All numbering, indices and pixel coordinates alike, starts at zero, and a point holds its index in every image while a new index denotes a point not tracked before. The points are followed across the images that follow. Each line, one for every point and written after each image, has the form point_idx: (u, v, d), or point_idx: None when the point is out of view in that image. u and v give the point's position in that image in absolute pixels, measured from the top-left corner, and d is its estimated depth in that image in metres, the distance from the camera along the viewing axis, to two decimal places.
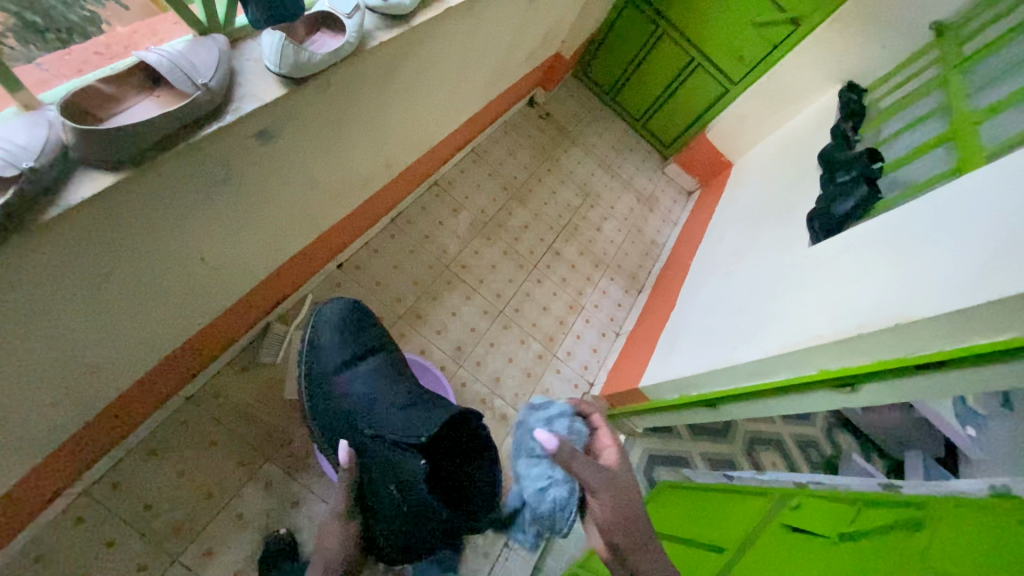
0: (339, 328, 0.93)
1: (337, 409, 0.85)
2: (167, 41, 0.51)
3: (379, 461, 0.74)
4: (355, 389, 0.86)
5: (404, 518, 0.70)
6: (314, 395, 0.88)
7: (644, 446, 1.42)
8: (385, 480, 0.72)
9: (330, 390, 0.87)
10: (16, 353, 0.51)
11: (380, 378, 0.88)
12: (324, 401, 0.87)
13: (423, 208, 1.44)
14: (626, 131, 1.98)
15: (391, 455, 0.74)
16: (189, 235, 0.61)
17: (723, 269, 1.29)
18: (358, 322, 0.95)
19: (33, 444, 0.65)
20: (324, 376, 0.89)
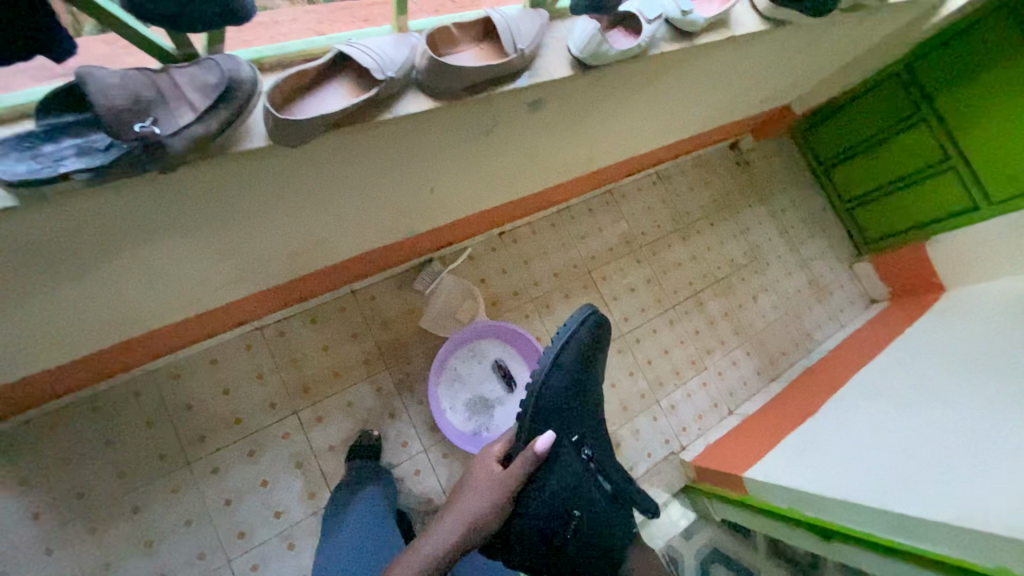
0: (591, 340, 0.88)
1: (563, 409, 0.84)
2: (502, 5, 0.60)
3: (571, 476, 0.81)
4: (579, 400, 0.86)
5: (552, 538, 0.79)
6: (550, 378, 0.83)
7: (712, 536, 1.30)
8: (563, 499, 0.79)
9: (565, 387, 0.84)
10: (299, 211, 0.64)
11: (596, 405, 0.90)
12: (555, 392, 0.83)
13: (590, 210, 1.45)
14: (824, 210, 1.79)
15: (590, 489, 0.83)
16: (439, 169, 0.71)
17: (894, 401, 1.10)
18: (602, 343, 0.91)
19: (258, 279, 0.81)
20: (569, 371, 0.85)
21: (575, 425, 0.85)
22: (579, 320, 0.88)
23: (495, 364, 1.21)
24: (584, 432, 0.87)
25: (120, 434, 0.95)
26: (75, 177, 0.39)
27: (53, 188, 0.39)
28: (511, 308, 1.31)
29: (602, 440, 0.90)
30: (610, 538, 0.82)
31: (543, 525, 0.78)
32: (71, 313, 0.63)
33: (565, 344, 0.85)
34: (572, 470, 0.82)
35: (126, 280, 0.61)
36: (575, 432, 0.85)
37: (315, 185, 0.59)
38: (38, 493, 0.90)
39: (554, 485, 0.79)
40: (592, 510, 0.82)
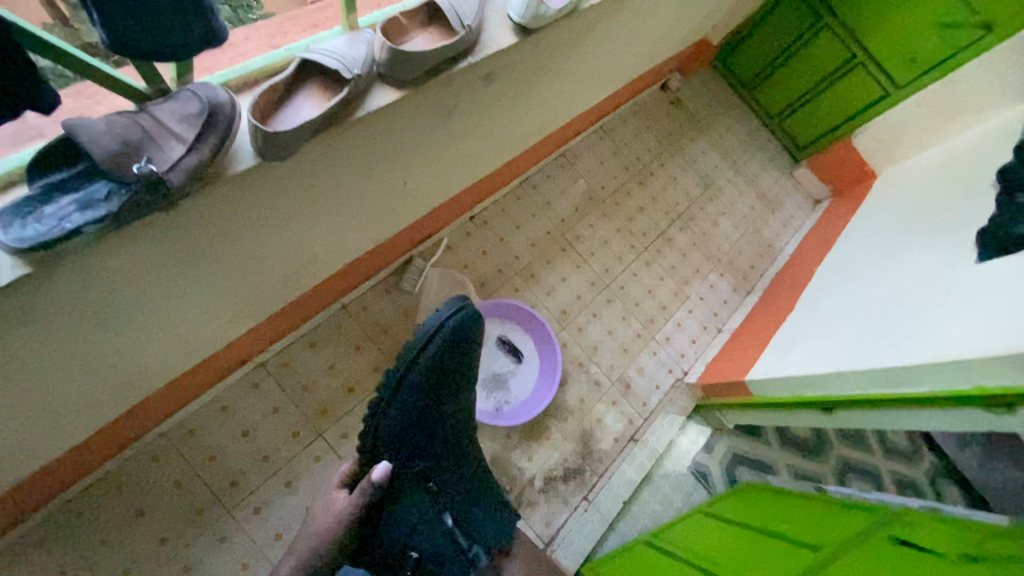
0: (442, 356, 0.89)
1: (417, 433, 0.90)
2: None
3: (411, 513, 0.86)
4: (429, 428, 0.91)
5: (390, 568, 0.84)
6: (392, 404, 0.89)
7: (730, 443, 1.41)
8: (402, 532, 0.84)
9: (408, 415, 0.89)
10: (291, 228, 0.65)
11: (453, 438, 0.93)
12: (398, 417, 0.89)
13: (548, 176, 1.50)
14: (757, 128, 1.91)
15: (431, 524, 0.87)
16: (411, 160, 0.74)
17: (856, 279, 1.22)
18: (469, 356, 0.92)
19: (257, 310, 0.81)
20: (415, 392, 0.89)
21: (421, 454, 0.91)
22: (429, 332, 0.88)
23: (498, 341, 1.26)
24: (432, 465, 0.91)
25: (150, 502, 0.93)
26: (86, 230, 0.39)
27: (67, 246, 0.39)
28: (500, 285, 1.35)
29: (456, 470, 0.93)
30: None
31: (386, 547, 0.84)
32: (85, 382, 0.62)
33: (409, 354, 0.88)
34: (398, 500, 0.86)
35: (136, 334, 0.60)
36: (417, 463, 0.90)
37: (305, 198, 0.60)
38: None
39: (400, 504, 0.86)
40: (432, 541, 0.85)
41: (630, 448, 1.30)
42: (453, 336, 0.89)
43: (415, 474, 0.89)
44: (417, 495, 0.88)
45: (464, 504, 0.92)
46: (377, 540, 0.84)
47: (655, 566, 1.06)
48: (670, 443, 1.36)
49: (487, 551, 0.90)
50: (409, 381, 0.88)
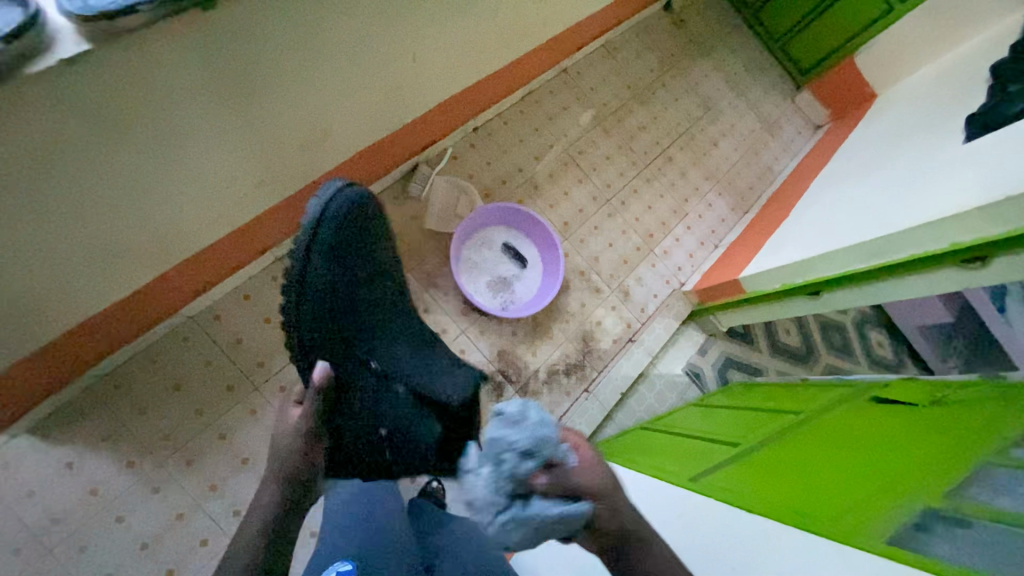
0: (333, 233, 0.83)
1: (335, 323, 0.84)
2: None
3: (364, 397, 0.82)
4: (343, 312, 0.85)
5: (372, 453, 0.83)
6: (303, 301, 0.83)
7: (723, 349, 1.49)
8: (364, 417, 0.82)
9: (322, 304, 0.83)
10: (314, 82, 0.69)
11: (370, 310, 0.87)
12: (309, 311, 0.83)
13: (551, 91, 1.51)
14: (759, 52, 1.90)
15: (389, 397, 0.83)
16: (420, 25, 0.77)
17: (849, 181, 1.27)
18: (361, 226, 0.87)
19: (277, 183, 0.85)
20: (316, 281, 0.83)
21: (360, 341, 0.85)
22: (305, 218, 0.83)
23: (503, 247, 1.32)
24: (372, 343, 0.86)
25: (183, 377, 1.00)
26: (139, 9, 0.44)
27: (124, 23, 0.44)
28: (503, 196, 1.38)
29: (393, 339, 0.88)
30: (421, 442, 0.83)
31: (353, 436, 0.81)
32: (125, 222, 0.67)
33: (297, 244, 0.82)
34: (350, 392, 0.82)
35: (171, 173, 0.65)
36: (357, 348, 0.85)
37: (325, 41, 0.64)
38: (125, 441, 0.95)
39: (360, 424, 0.81)
40: (394, 405, 0.83)
41: (629, 348, 1.37)
42: (342, 215, 0.84)
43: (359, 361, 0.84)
44: (378, 409, 0.82)
45: (417, 365, 0.87)
46: (346, 440, 0.81)
47: (652, 441, 1.15)
48: (666, 346, 1.44)
49: (446, 397, 0.82)
50: (295, 266, 0.83)
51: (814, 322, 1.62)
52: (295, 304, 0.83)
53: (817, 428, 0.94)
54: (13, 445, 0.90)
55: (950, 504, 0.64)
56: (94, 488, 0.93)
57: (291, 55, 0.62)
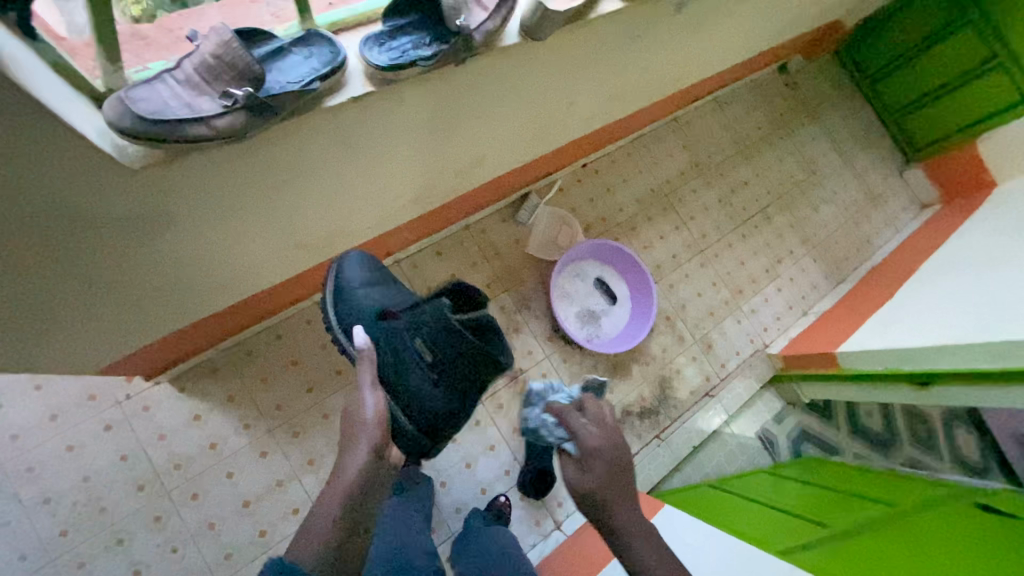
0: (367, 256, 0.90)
1: (367, 312, 0.84)
2: None
3: (404, 353, 0.80)
4: (376, 298, 0.86)
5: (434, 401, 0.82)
6: (343, 306, 0.85)
7: (800, 419, 1.45)
8: (410, 372, 0.80)
9: (361, 299, 0.85)
10: (493, 122, 0.78)
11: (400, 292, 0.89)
12: (350, 308, 0.85)
13: (659, 138, 1.55)
14: (872, 123, 1.87)
15: (420, 341, 0.80)
16: (587, 78, 0.84)
17: (969, 271, 1.22)
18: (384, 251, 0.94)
19: (427, 199, 0.94)
20: (355, 284, 0.87)
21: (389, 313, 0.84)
22: (331, 280, 0.87)
23: (596, 281, 1.36)
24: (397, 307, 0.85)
25: (301, 356, 1.10)
26: (418, 64, 0.52)
27: (404, 73, 0.51)
28: (602, 231, 1.43)
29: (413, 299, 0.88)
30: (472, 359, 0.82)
31: (411, 390, 0.81)
32: (318, 222, 0.76)
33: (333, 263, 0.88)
34: (386, 358, 0.81)
35: (367, 188, 0.74)
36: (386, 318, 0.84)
37: (517, 90, 0.72)
38: (245, 405, 1.06)
39: (408, 368, 0.80)
40: (428, 341, 0.80)
41: (706, 401, 1.37)
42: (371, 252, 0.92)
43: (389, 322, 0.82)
44: (418, 347, 0.80)
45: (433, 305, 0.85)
46: (406, 399, 0.81)
47: (723, 500, 1.14)
48: (743, 406, 1.42)
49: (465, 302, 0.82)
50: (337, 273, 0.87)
51: (900, 408, 1.54)
52: (335, 309, 0.86)
53: (913, 522, 0.91)
54: (156, 391, 1.02)
55: None
56: (213, 442, 1.03)
57: (489, 100, 0.70)
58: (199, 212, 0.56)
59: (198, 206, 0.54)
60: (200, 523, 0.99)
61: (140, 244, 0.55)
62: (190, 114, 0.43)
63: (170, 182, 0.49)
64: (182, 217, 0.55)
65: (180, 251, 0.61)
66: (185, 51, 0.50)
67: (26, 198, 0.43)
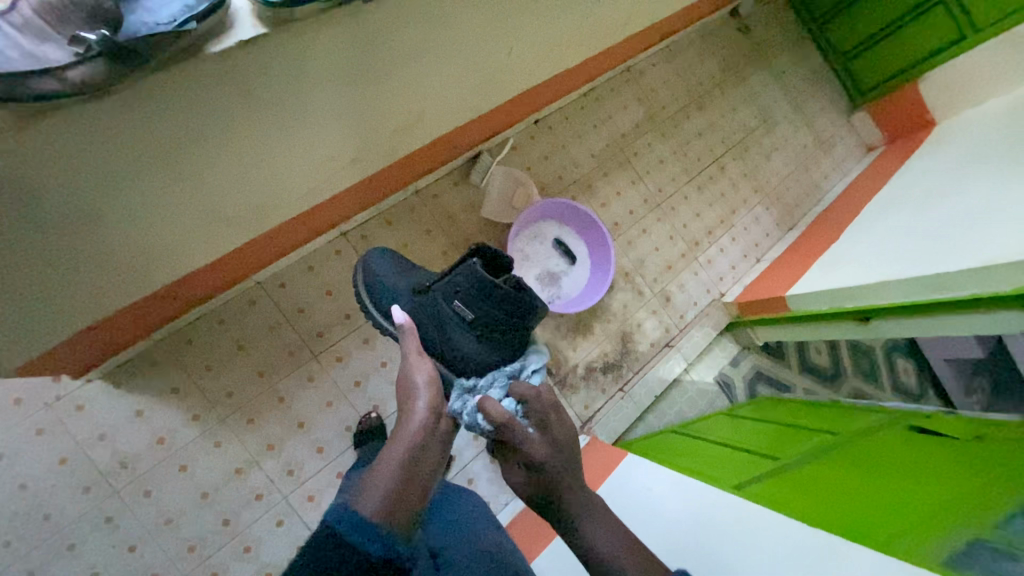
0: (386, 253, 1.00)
1: (405, 298, 0.89)
2: None
3: (442, 316, 0.82)
4: (408, 283, 0.91)
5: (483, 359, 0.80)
6: (382, 299, 0.91)
7: (755, 362, 1.52)
8: (451, 335, 0.81)
9: (397, 288, 0.90)
10: (424, 73, 0.71)
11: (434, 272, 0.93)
12: (387, 296, 0.91)
13: (612, 90, 1.50)
14: (820, 67, 1.88)
15: (451, 305, 0.82)
16: (525, 21, 0.78)
17: (907, 209, 1.27)
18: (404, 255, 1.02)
19: (364, 164, 0.88)
20: (387, 278, 0.93)
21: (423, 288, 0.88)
22: (361, 281, 0.95)
23: (554, 241, 1.34)
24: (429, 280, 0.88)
25: (248, 340, 1.04)
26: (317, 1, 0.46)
27: (303, 11, 0.46)
28: (558, 190, 1.40)
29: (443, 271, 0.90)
30: (502, 303, 0.78)
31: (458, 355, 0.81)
32: (238, 195, 0.70)
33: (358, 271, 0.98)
34: (428, 329, 0.84)
35: (288, 154, 0.68)
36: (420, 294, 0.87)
37: (444, 35, 0.66)
38: (192, 396, 1.00)
39: (446, 331, 0.81)
40: (456, 299, 0.81)
41: (666, 353, 1.40)
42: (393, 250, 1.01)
43: (423, 296, 0.86)
44: (450, 305, 0.82)
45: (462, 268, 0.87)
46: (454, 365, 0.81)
47: (683, 445, 1.18)
48: (702, 354, 1.47)
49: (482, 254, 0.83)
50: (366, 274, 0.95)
51: (845, 344, 1.63)
52: (376, 305, 0.92)
53: (854, 450, 0.96)
54: (88, 389, 0.95)
55: (999, 540, 0.66)
56: (160, 436, 0.98)
57: (413, 47, 0.64)
58: (77, 186, 0.48)
59: (73, 179, 0.47)
60: (157, 519, 0.96)
61: (12, 230, 0.48)
62: (37, 65, 0.39)
63: (24, 154, 0.42)
64: (57, 195, 0.48)
65: (70, 235, 0.54)
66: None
67: None
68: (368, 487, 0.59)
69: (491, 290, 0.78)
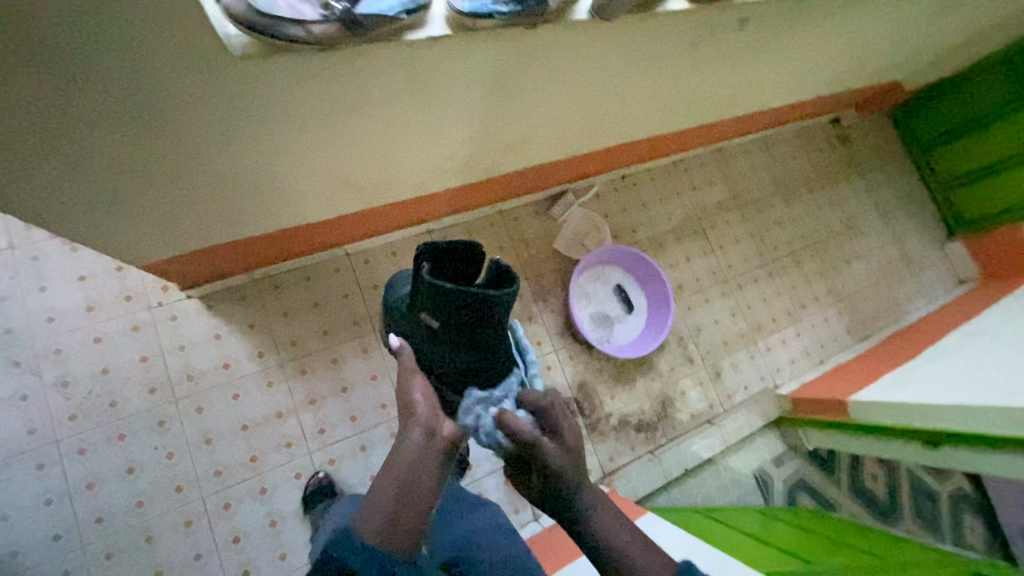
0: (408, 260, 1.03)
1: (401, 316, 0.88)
2: None
3: (424, 339, 0.79)
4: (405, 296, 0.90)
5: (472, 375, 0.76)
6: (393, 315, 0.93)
7: (800, 468, 1.41)
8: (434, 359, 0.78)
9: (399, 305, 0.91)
10: (549, 98, 0.83)
11: None
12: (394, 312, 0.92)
13: (701, 164, 1.58)
14: (917, 190, 1.86)
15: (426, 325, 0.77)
16: (644, 76, 0.89)
17: (997, 342, 1.19)
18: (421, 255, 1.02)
19: (471, 168, 0.99)
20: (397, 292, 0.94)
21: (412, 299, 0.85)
22: (389, 281, 1.03)
23: (615, 287, 1.38)
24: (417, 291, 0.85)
25: (323, 299, 1.15)
26: (495, 17, 0.57)
27: (481, 23, 0.57)
28: (629, 242, 1.45)
29: None
30: (467, 311, 0.70)
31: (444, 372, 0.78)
32: (368, 163, 0.82)
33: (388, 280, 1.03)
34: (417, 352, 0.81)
35: (420, 138, 0.79)
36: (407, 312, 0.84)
37: (576, 70, 0.77)
38: (263, 334, 1.10)
39: (430, 347, 0.78)
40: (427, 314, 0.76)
41: (704, 427, 1.35)
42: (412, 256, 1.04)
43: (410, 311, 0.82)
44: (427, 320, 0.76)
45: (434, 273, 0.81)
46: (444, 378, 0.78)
47: (705, 524, 1.12)
48: (743, 441, 1.39)
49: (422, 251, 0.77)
50: (392, 288, 0.99)
51: (907, 479, 1.48)
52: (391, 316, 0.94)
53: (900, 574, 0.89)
54: (185, 303, 1.08)
55: None
56: (226, 361, 1.07)
57: (550, 74, 0.75)
58: (270, 116, 0.61)
59: (272, 109, 0.60)
60: (198, 435, 1.03)
61: (216, 136, 0.61)
62: (294, 16, 0.48)
63: (254, 80, 0.54)
64: (256, 119, 0.61)
65: (246, 152, 0.67)
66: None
67: (153, 66, 0.49)
68: (368, 504, 0.56)
69: (447, 301, 0.70)
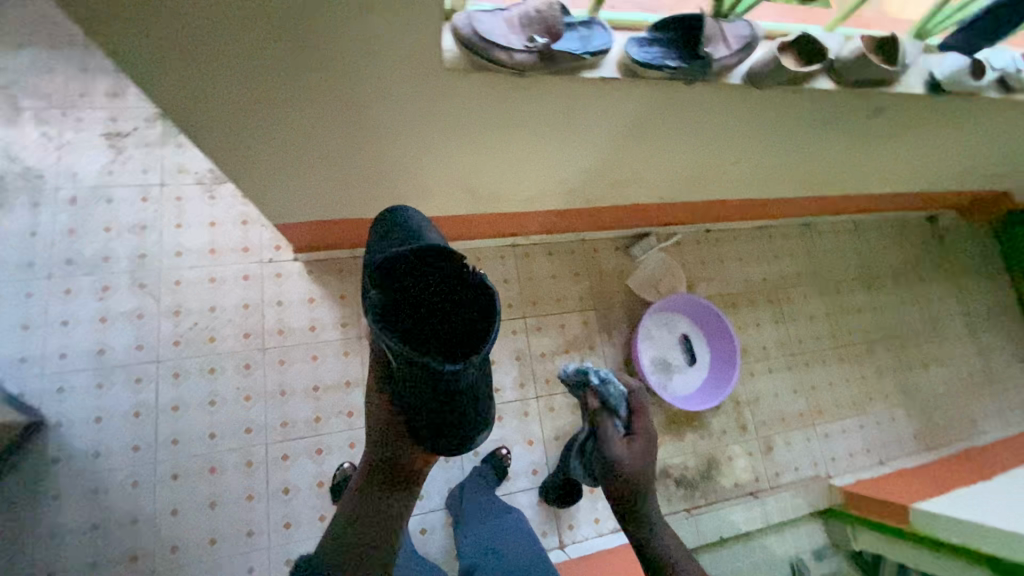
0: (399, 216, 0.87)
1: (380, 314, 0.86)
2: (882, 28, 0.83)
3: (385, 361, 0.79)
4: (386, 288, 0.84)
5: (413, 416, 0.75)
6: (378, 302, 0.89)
7: (842, 568, 1.33)
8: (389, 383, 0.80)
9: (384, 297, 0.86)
10: (674, 147, 0.88)
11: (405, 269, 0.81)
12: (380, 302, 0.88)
13: (786, 234, 1.57)
14: (1013, 307, 1.76)
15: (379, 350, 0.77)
16: (766, 142, 0.93)
17: None
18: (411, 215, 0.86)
19: (578, 195, 1.05)
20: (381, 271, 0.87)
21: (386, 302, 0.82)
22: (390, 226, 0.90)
23: (681, 336, 1.38)
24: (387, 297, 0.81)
25: None
26: (664, 70, 0.63)
27: (650, 73, 0.63)
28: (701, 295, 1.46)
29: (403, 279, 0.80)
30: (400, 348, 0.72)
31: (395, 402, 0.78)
32: (496, 174, 0.89)
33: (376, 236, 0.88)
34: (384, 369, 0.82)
35: (549, 161, 0.86)
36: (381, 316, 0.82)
37: (710, 126, 0.82)
38: (350, 308, 1.19)
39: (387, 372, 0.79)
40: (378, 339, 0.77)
41: (747, 500, 1.31)
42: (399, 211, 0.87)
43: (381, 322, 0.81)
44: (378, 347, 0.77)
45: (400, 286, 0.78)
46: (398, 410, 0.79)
47: None
48: (784, 525, 1.33)
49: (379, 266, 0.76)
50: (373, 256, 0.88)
51: None
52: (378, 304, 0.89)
53: None
54: (291, 265, 1.18)
55: None
56: (313, 325, 1.16)
57: (686, 125, 0.80)
58: (442, 117, 0.69)
59: (446, 111, 0.68)
60: (275, 386, 1.11)
61: (391, 124, 0.70)
62: (504, 44, 0.56)
63: (446, 85, 0.62)
64: (430, 118, 0.69)
65: (406, 143, 0.75)
66: (517, 2, 0.61)
67: (378, 58, 0.57)
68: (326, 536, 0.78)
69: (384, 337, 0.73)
